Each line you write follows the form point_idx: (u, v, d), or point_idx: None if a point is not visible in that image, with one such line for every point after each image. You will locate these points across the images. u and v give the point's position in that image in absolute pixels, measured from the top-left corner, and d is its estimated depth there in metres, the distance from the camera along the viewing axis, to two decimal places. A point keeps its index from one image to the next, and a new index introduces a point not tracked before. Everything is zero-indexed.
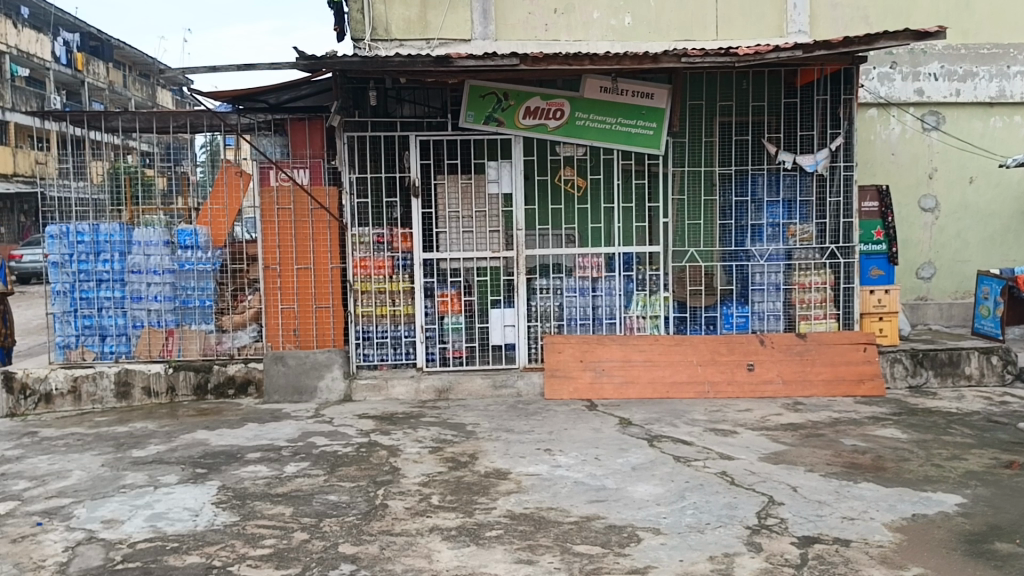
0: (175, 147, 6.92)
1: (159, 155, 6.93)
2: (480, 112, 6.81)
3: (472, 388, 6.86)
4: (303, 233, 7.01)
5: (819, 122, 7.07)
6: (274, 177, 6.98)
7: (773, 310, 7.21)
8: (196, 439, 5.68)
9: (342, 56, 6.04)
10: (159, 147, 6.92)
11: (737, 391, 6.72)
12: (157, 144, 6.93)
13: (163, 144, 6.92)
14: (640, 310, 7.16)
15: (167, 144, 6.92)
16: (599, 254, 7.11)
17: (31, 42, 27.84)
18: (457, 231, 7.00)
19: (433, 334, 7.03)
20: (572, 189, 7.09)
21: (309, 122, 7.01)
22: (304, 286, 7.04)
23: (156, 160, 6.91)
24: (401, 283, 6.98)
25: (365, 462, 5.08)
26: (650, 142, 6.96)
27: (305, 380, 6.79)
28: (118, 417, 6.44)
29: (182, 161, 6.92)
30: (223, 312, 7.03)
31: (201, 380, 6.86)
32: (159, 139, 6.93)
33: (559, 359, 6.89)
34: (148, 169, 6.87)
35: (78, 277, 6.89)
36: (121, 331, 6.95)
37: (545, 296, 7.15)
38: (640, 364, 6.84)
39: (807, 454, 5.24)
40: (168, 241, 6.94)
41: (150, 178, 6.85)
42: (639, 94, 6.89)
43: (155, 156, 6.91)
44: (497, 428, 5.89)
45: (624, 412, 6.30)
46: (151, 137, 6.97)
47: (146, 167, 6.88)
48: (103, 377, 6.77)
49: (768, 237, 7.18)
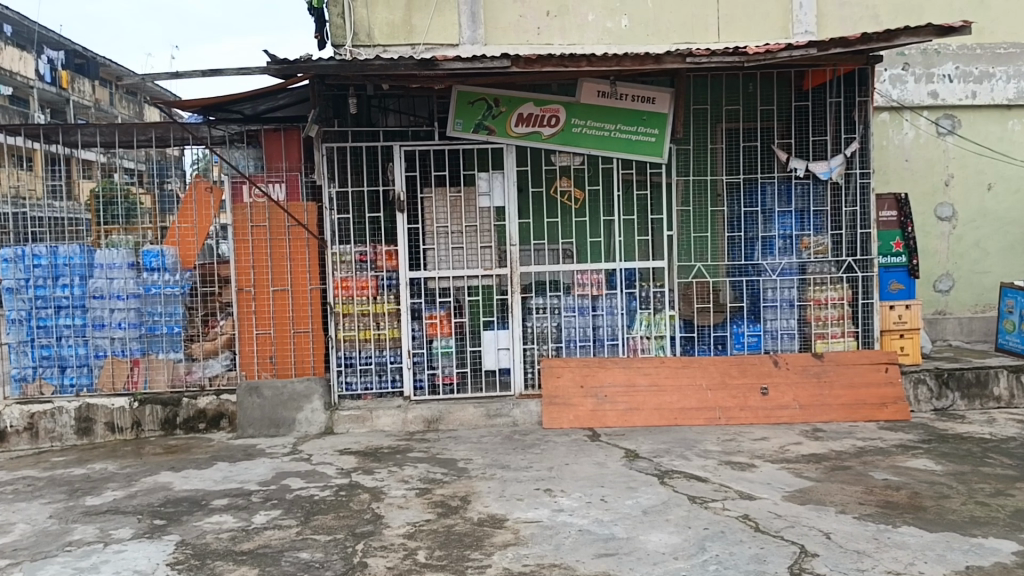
0: (160, 163, 6.42)
1: (144, 173, 6.41)
2: (469, 120, 6.34)
3: (464, 418, 6.34)
4: (279, 252, 6.49)
5: (833, 127, 6.58)
6: (247, 193, 6.46)
7: (786, 328, 6.71)
8: (158, 482, 5.14)
9: (316, 59, 5.55)
10: (146, 163, 6.38)
11: (751, 416, 6.22)
12: (143, 160, 6.38)
13: (152, 161, 6.40)
14: (643, 330, 6.66)
15: (155, 161, 6.41)
16: (599, 270, 6.60)
17: (14, 60, 27.31)
18: (446, 248, 6.50)
19: (421, 360, 6.51)
20: (569, 201, 6.60)
21: (284, 133, 6.49)
22: (281, 309, 6.51)
23: (142, 178, 6.41)
24: (386, 305, 6.47)
25: (344, 509, 4.54)
26: (653, 150, 6.47)
27: (282, 412, 6.28)
28: (77, 457, 5.88)
29: (171, 178, 6.43)
30: (193, 339, 6.49)
31: (169, 414, 6.33)
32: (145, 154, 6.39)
33: (558, 384, 6.37)
34: (135, 189, 6.40)
35: (35, 303, 6.34)
36: (82, 361, 6.39)
37: (541, 316, 6.64)
38: (645, 389, 6.33)
39: (836, 492, 4.72)
40: (133, 263, 6.42)
41: (123, 193, 6.40)
42: (639, 99, 6.42)
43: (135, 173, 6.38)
44: (492, 464, 5.37)
45: (630, 443, 5.79)
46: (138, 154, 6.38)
47: (132, 185, 6.40)
48: (63, 413, 6.22)
49: (779, 251, 6.68)
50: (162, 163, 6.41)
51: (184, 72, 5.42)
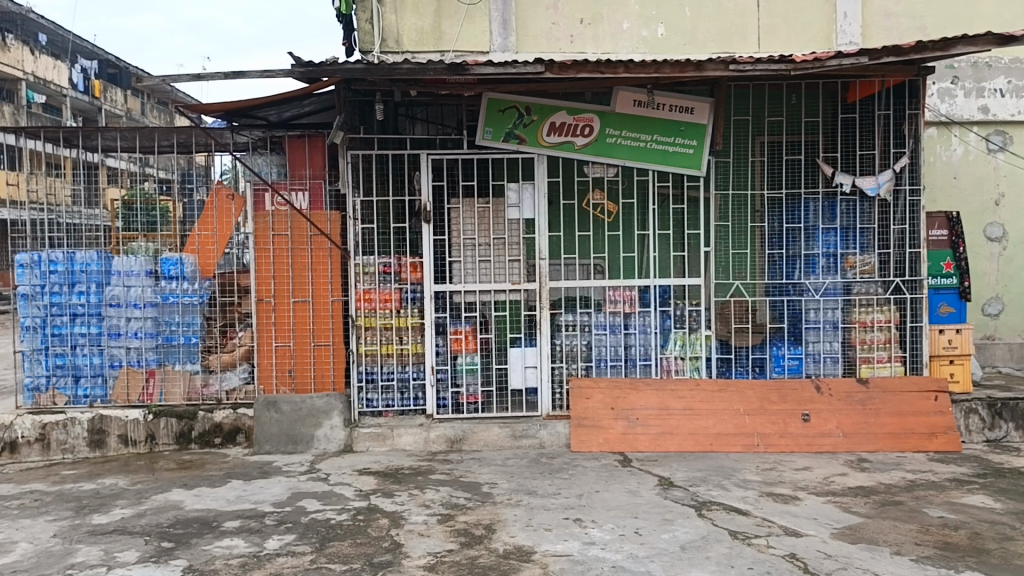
0: (187, 169, 6.23)
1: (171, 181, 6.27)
2: (500, 128, 6.10)
3: (489, 439, 6.06)
4: (301, 263, 6.29)
5: (882, 140, 6.28)
6: (269, 201, 6.27)
7: (829, 351, 6.37)
8: (169, 501, 4.91)
9: (343, 62, 5.33)
10: (179, 173, 6.23)
11: (791, 444, 5.89)
12: (175, 171, 6.23)
13: (182, 169, 6.23)
14: (678, 350, 6.34)
15: (186, 171, 6.23)
16: (631, 287, 6.31)
17: (48, 68, 27.56)
18: (473, 261, 6.25)
19: (444, 377, 6.26)
20: (601, 214, 6.35)
21: (308, 140, 6.31)
22: (301, 322, 6.29)
23: (166, 186, 6.25)
24: (410, 319, 6.23)
25: (362, 535, 4.28)
26: (691, 162, 6.18)
27: (300, 428, 6.05)
28: (88, 471, 5.68)
29: (195, 186, 6.25)
30: (211, 350, 6.28)
31: (184, 428, 6.11)
32: (177, 163, 6.23)
33: (587, 406, 6.10)
34: (167, 198, 6.26)
35: (51, 310, 6.18)
36: (97, 371, 6.20)
37: (570, 335, 6.36)
38: (679, 413, 6.04)
39: (889, 530, 4.39)
40: (151, 271, 6.24)
41: (149, 200, 6.23)
42: (677, 109, 6.14)
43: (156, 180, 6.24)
44: (518, 489, 5.09)
45: (663, 470, 5.48)
46: (170, 162, 6.24)
47: (157, 193, 6.24)
48: (75, 425, 6.03)
49: (823, 270, 6.35)
50: (189, 170, 6.23)
51: (206, 74, 5.22)
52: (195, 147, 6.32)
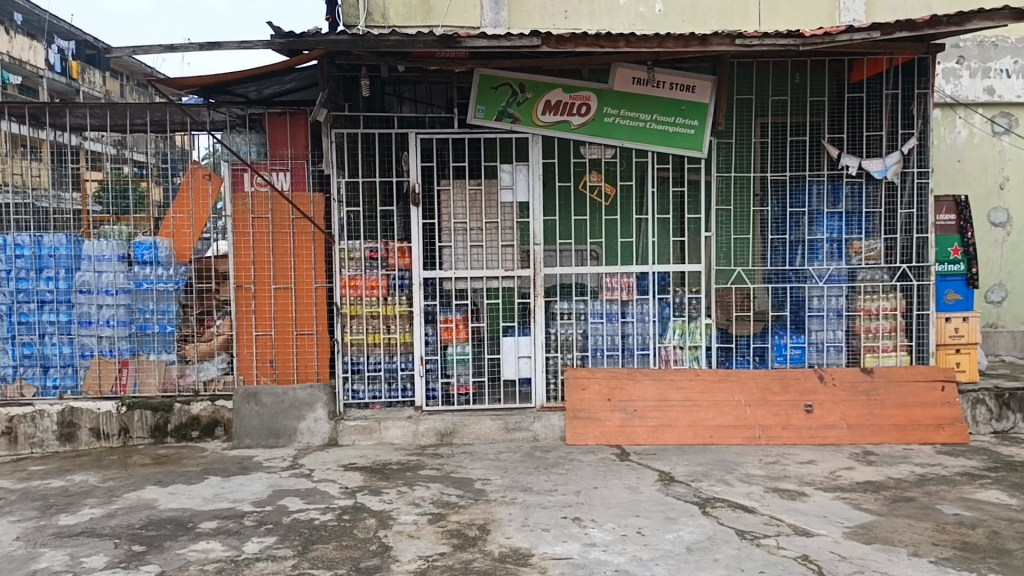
0: (165, 150, 5.93)
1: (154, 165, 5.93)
2: (492, 106, 5.82)
3: (481, 431, 5.81)
4: (283, 247, 5.98)
5: (889, 121, 6.05)
6: (249, 181, 5.95)
7: (833, 340, 6.14)
8: (141, 500, 4.62)
9: (327, 34, 5.00)
10: (160, 157, 5.91)
11: (794, 436, 5.68)
12: (153, 154, 5.92)
13: (161, 152, 5.91)
14: (676, 339, 6.11)
15: (164, 153, 5.92)
16: (629, 273, 6.06)
17: (24, 49, 26.87)
18: (464, 246, 5.97)
19: (434, 367, 5.99)
20: (598, 197, 6.09)
21: (290, 118, 5.98)
22: (283, 309, 6.00)
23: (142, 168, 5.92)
24: (398, 307, 5.95)
25: (347, 537, 4.01)
26: (692, 143, 5.93)
27: (282, 421, 5.77)
28: (57, 466, 5.38)
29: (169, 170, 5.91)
30: (187, 340, 5.98)
31: (160, 420, 5.83)
32: (156, 145, 5.92)
33: (583, 397, 5.85)
34: (143, 179, 5.92)
35: (18, 297, 5.86)
36: (67, 361, 5.88)
37: (566, 323, 6.10)
38: (679, 405, 5.80)
39: (903, 529, 4.17)
40: (124, 256, 5.92)
41: (129, 180, 5.91)
42: (678, 87, 5.87)
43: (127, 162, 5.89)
44: (512, 486, 4.84)
45: (663, 464, 5.25)
46: (150, 145, 5.92)
47: (139, 176, 5.93)
48: (44, 418, 5.73)
49: (827, 256, 6.12)
50: (170, 154, 5.91)
51: (179, 45, 4.89)
52: (169, 127, 6.04)
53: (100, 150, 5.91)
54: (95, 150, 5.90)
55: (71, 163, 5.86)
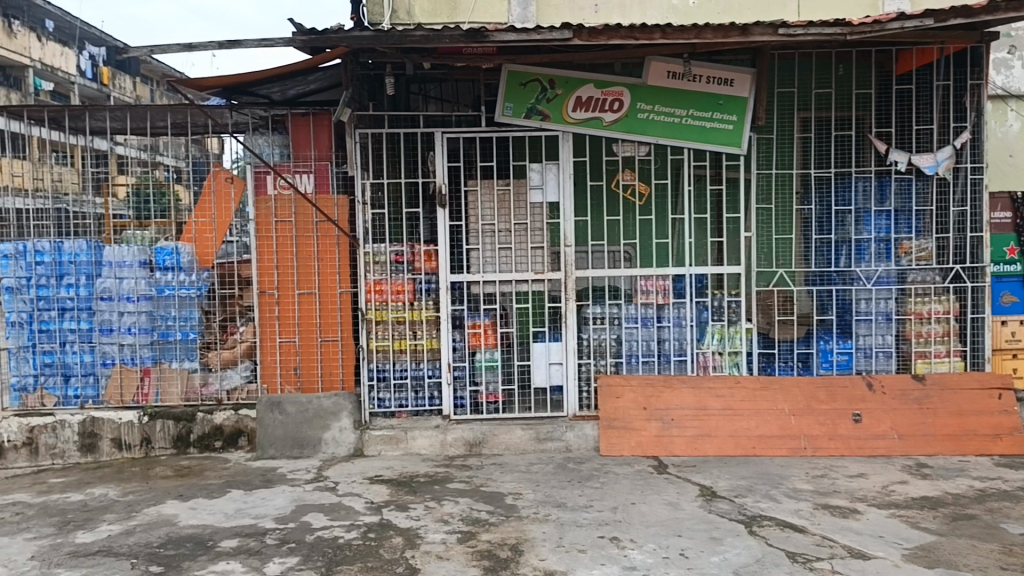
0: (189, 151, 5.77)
1: (184, 169, 5.77)
2: (521, 103, 5.61)
3: (511, 441, 5.59)
4: (307, 251, 5.80)
5: (940, 114, 5.74)
6: (272, 184, 5.77)
7: (882, 345, 5.82)
8: (161, 515, 4.46)
9: (349, 29, 4.80)
10: (186, 162, 5.76)
11: (841, 447, 5.39)
12: (177, 157, 5.76)
13: (191, 158, 5.77)
14: (715, 345, 5.83)
15: (192, 157, 5.77)
16: (665, 276, 5.79)
17: (56, 55, 27.11)
18: (492, 249, 5.76)
19: (462, 375, 5.77)
20: (632, 196, 5.80)
21: (313, 118, 5.78)
22: (307, 315, 5.82)
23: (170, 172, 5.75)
24: (424, 312, 5.75)
25: (373, 558, 3.81)
26: (731, 139, 5.65)
27: (307, 431, 5.60)
28: (77, 478, 5.24)
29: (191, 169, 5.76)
30: (210, 347, 5.82)
31: (183, 431, 5.67)
32: (180, 149, 5.77)
33: (617, 405, 5.62)
34: (172, 184, 5.76)
35: (38, 304, 5.74)
36: (88, 370, 5.76)
37: (599, 328, 5.86)
38: (718, 413, 5.55)
39: (967, 550, 3.88)
40: (146, 262, 5.77)
41: (154, 184, 5.75)
42: (716, 80, 5.60)
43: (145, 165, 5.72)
44: (545, 501, 4.61)
45: (703, 478, 4.99)
46: (180, 150, 5.77)
47: (171, 180, 5.76)
48: (65, 428, 5.61)
49: (874, 256, 5.82)
50: (195, 159, 5.76)
51: (198, 44, 4.72)
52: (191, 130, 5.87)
53: (126, 154, 5.75)
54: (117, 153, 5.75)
55: (89, 166, 5.70)
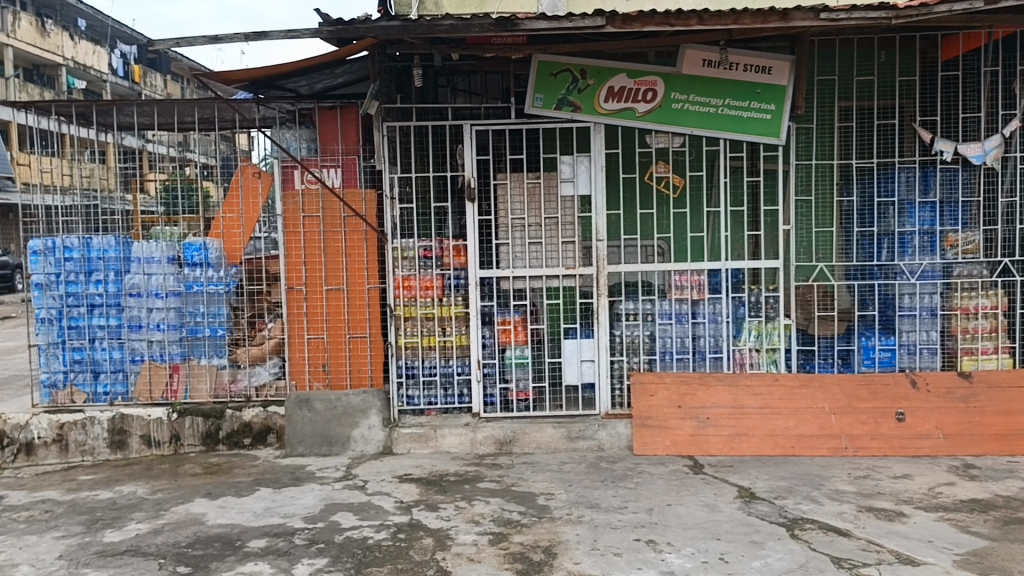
0: (218, 148, 5.77)
1: (216, 167, 5.75)
2: (552, 94, 5.48)
3: (542, 440, 5.47)
4: (334, 247, 5.72)
5: (988, 102, 5.51)
6: (299, 179, 5.70)
7: (926, 342, 5.64)
8: (190, 514, 4.41)
9: (376, 20, 4.73)
10: (217, 158, 5.75)
11: (884, 447, 5.22)
12: (208, 155, 5.79)
13: (223, 155, 5.75)
14: (752, 341, 5.67)
15: (223, 154, 5.75)
16: (700, 271, 5.64)
17: (89, 54, 27.40)
18: (521, 243, 5.64)
19: (492, 372, 5.68)
20: (666, 188, 5.66)
21: (340, 112, 5.71)
22: (335, 311, 5.75)
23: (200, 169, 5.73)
24: (453, 308, 5.65)
25: (403, 560, 3.72)
26: (768, 129, 5.48)
27: (336, 428, 5.53)
28: (106, 476, 5.22)
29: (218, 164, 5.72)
30: (238, 343, 5.77)
31: (211, 428, 5.63)
32: (211, 146, 5.81)
33: (651, 404, 5.47)
34: (205, 180, 5.75)
35: (67, 301, 5.72)
36: (117, 367, 5.74)
37: (631, 324, 5.72)
38: (755, 413, 5.39)
39: (1023, 556, 3.70)
40: (174, 258, 5.72)
41: (184, 180, 5.77)
42: (752, 68, 5.43)
43: (175, 162, 5.73)
44: (578, 502, 4.49)
45: (741, 479, 4.84)
46: (211, 147, 5.79)
47: (202, 177, 5.75)
48: (95, 425, 5.59)
49: (917, 250, 5.62)
50: (225, 155, 5.74)
51: (224, 36, 4.66)
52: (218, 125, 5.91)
53: (159, 151, 5.77)
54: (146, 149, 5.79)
55: (118, 163, 5.73)
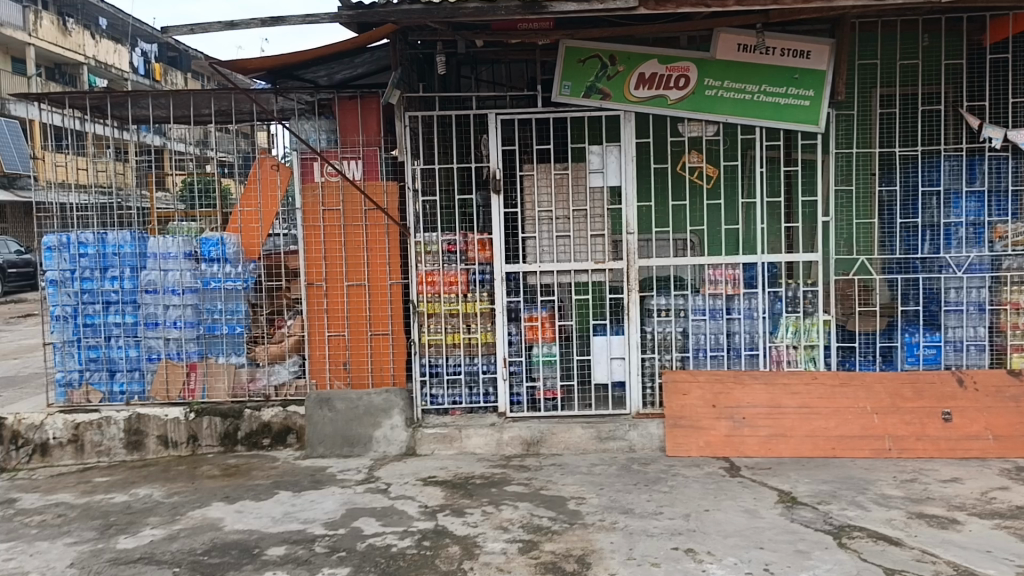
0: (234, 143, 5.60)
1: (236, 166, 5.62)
2: (580, 81, 5.27)
3: (571, 441, 5.27)
4: (355, 241, 5.54)
5: None
6: (318, 171, 5.52)
7: (974, 338, 5.38)
8: (207, 519, 4.25)
9: (398, 4, 4.52)
10: (236, 155, 5.59)
11: (930, 449, 4.97)
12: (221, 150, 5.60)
13: (243, 153, 5.60)
14: (790, 338, 5.43)
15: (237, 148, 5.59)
16: (735, 265, 5.40)
17: (110, 52, 27.45)
18: (549, 237, 5.44)
19: (518, 371, 5.48)
20: (699, 179, 5.43)
21: (361, 102, 5.51)
22: (356, 308, 5.57)
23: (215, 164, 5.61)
24: (479, 304, 5.46)
25: (429, 570, 3.53)
26: (807, 116, 5.23)
27: (357, 429, 5.35)
28: (122, 478, 5.08)
29: (236, 157, 5.59)
30: (257, 341, 5.62)
31: (230, 428, 5.47)
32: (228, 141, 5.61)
33: (684, 403, 5.25)
34: (225, 178, 5.60)
35: (83, 298, 5.59)
36: (133, 365, 5.61)
37: (664, 321, 5.50)
38: (793, 412, 5.15)
39: None
40: (191, 253, 5.56)
41: (200, 175, 5.62)
42: (790, 52, 5.19)
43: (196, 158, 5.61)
44: (611, 507, 4.28)
45: (780, 482, 4.62)
46: (229, 144, 5.60)
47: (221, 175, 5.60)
48: (111, 425, 5.45)
49: (964, 242, 5.35)
50: (243, 151, 5.58)
51: (240, 22, 4.48)
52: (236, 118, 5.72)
53: (178, 150, 5.67)
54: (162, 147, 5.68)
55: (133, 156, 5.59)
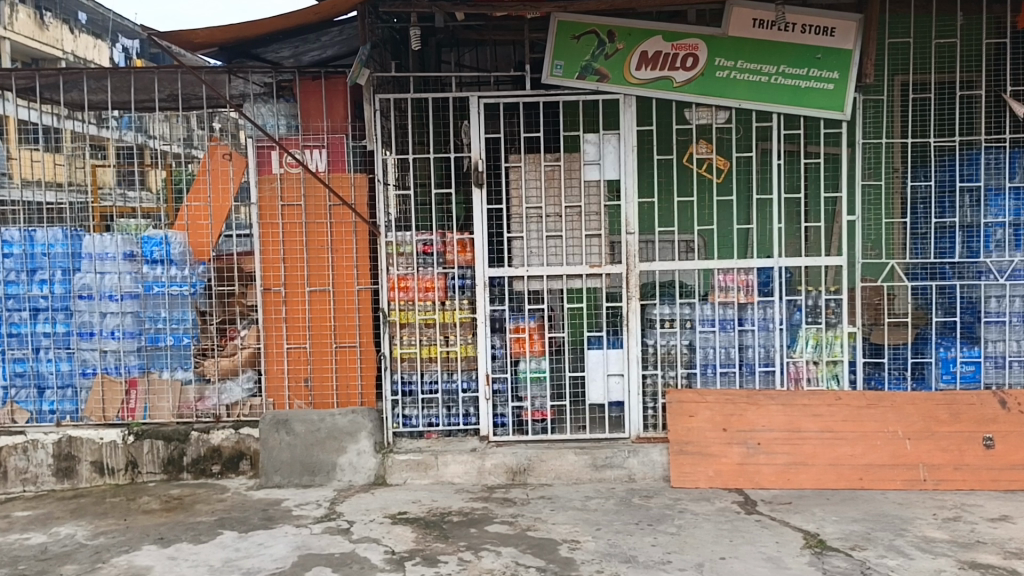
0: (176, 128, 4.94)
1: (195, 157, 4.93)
2: (573, 60, 4.66)
3: (562, 469, 4.64)
4: (318, 241, 4.90)
5: None
6: (277, 161, 4.88)
7: (1017, 353, 4.78)
8: (132, 568, 3.58)
9: None
10: (176, 142, 4.91)
11: (970, 480, 4.35)
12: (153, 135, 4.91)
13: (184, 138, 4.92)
14: (809, 353, 4.82)
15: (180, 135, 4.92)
16: (748, 270, 4.79)
17: None
18: (538, 237, 4.81)
19: (503, 389, 4.84)
20: (708, 172, 4.80)
21: (325, 83, 4.87)
22: (320, 316, 4.92)
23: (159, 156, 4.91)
24: (457, 313, 4.82)
25: None
26: (832, 101, 4.63)
27: (318, 454, 4.71)
28: (47, 512, 4.41)
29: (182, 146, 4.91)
30: (206, 354, 4.94)
31: (174, 453, 4.83)
32: (167, 127, 4.93)
33: (691, 426, 4.63)
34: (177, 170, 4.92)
35: (7, 304, 4.93)
36: (65, 381, 4.94)
37: (667, 332, 4.87)
38: (815, 437, 4.53)
39: None
40: (131, 254, 4.90)
41: (137, 165, 4.90)
42: (813, 29, 4.58)
43: (137, 148, 4.89)
44: (609, 553, 3.64)
45: (804, 521, 3.99)
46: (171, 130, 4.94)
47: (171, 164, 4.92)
48: (39, 449, 4.80)
49: (1006, 245, 4.76)
50: (185, 135, 4.92)
51: None
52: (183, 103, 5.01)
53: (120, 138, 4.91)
54: (98, 135, 5.00)
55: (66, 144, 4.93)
